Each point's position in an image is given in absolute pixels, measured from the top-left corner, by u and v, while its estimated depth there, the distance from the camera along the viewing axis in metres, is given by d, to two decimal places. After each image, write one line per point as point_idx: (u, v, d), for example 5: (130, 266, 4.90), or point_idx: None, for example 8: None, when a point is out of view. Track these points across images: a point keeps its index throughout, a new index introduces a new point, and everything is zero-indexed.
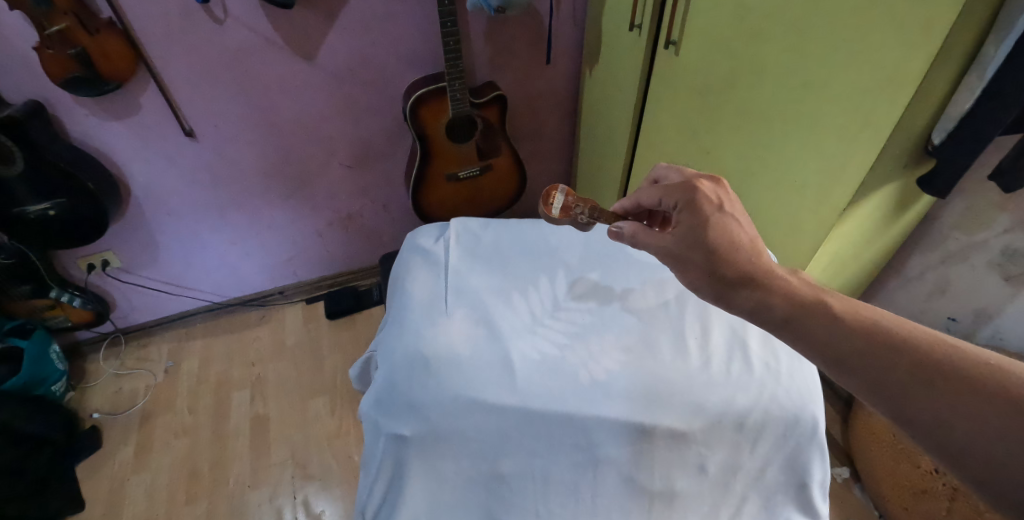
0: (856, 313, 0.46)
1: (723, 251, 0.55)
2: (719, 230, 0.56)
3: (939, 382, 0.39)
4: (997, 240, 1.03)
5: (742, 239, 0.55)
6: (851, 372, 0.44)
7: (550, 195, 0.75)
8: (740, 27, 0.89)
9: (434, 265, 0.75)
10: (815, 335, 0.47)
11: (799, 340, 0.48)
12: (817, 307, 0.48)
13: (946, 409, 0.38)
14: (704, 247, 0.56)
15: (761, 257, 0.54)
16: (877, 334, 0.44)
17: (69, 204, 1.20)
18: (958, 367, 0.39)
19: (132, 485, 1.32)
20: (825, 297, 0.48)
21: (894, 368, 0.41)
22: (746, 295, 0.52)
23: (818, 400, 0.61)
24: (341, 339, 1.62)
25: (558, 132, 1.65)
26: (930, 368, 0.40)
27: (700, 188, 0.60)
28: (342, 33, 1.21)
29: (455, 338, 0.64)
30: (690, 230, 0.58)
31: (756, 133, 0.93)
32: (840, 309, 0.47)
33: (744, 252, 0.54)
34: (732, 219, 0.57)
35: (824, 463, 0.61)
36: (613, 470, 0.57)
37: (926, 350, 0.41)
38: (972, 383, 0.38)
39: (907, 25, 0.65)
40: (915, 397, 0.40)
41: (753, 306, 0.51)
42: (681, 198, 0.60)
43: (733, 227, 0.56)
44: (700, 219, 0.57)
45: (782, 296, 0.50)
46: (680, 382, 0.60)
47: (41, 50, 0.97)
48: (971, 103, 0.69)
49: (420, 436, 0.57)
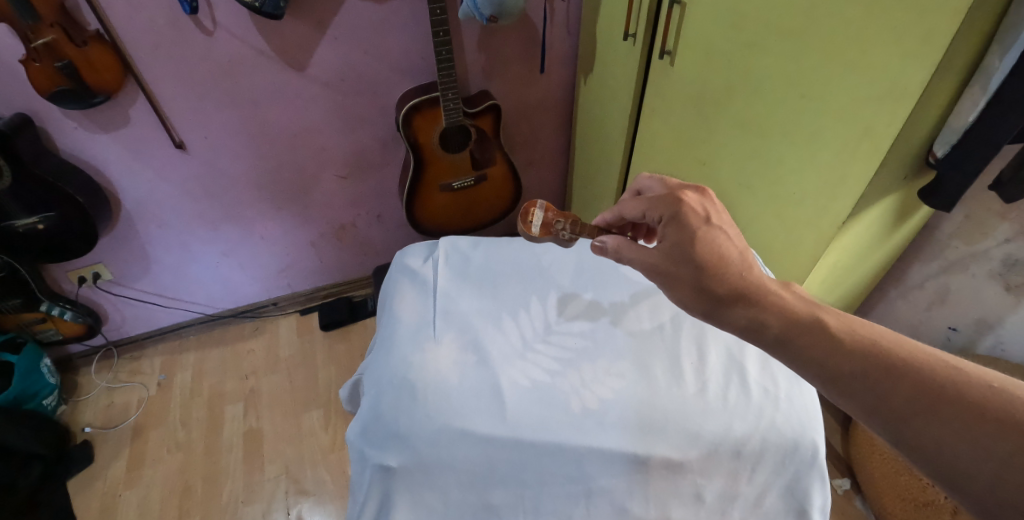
0: (853, 331, 0.44)
1: (714, 267, 0.53)
2: (707, 245, 0.55)
3: (941, 406, 0.37)
4: (998, 250, 1.02)
5: (731, 253, 0.54)
6: (850, 396, 0.42)
7: (528, 213, 0.74)
8: (736, 38, 0.87)
9: (422, 287, 0.74)
10: (811, 357, 0.45)
11: (794, 361, 0.46)
12: (811, 326, 0.46)
13: (948, 434, 0.36)
14: (692, 263, 0.54)
15: (752, 272, 0.52)
16: (876, 355, 0.41)
17: (59, 218, 1.19)
18: (959, 390, 0.37)
19: (124, 501, 1.30)
20: (821, 314, 0.46)
21: (894, 392, 0.39)
22: (737, 314, 0.50)
23: (819, 426, 0.59)
24: (335, 350, 1.61)
25: (553, 140, 1.63)
26: (932, 391, 0.38)
27: (686, 200, 0.58)
28: (334, 43, 1.19)
29: (442, 365, 0.62)
30: (676, 246, 0.56)
31: (752, 145, 0.92)
32: (837, 327, 0.45)
33: (735, 265, 0.53)
34: (720, 232, 0.55)
35: (826, 489, 0.58)
36: (606, 501, 0.55)
37: (926, 370, 0.39)
38: (975, 409, 0.36)
39: (906, 37, 0.64)
40: (916, 423, 0.38)
41: (746, 325, 0.49)
42: (666, 211, 0.58)
43: (722, 241, 0.55)
44: (688, 233, 0.56)
45: (776, 314, 0.48)
46: (674, 409, 0.59)
47: (28, 63, 0.96)
48: (974, 116, 0.68)
49: (407, 468, 0.55)
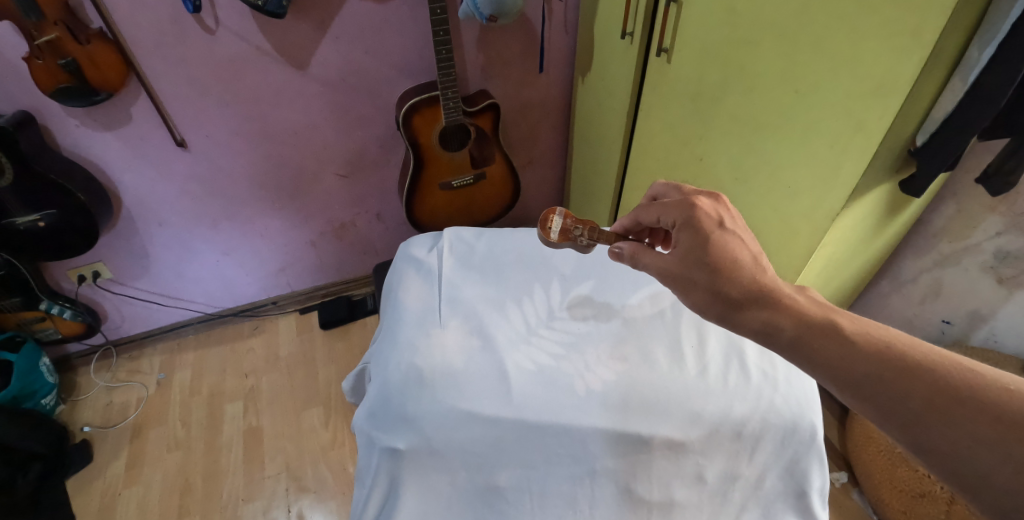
0: (867, 334, 0.45)
1: (726, 268, 0.54)
2: (720, 249, 0.55)
3: (959, 409, 0.38)
4: (989, 243, 1.04)
5: (742, 255, 0.55)
6: (864, 398, 0.43)
7: (548, 218, 0.73)
8: (732, 34, 0.89)
9: (427, 275, 0.74)
10: (824, 360, 0.45)
11: (808, 364, 0.47)
12: (825, 329, 0.46)
13: (965, 438, 0.37)
14: (705, 266, 0.55)
15: (765, 275, 0.53)
16: (892, 357, 0.42)
17: (59, 215, 1.19)
18: (976, 393, 0.38)
19: (123, 499, 1.29)
20: (835, 317, 0.47)
21: (910, 394, 0.40)
22: (751, 317, 0.51)
23: (817, 407, 0.61)
24: (335, 348, 1.61)
25: (552, 139, 1.65)
26: (949, 393, 0.39)
27: (699, 205, 0.59)
28: (335, 42, 1.21)
29: (449, 350, 0.63)
30: (689, 252, 0.57)
31: (747, 140, 0.94)
32: (851, 329, 0.45)
33: (747, 268, 0.54)
34: (733, 235, 0.56)
35: (824, 471, 0.60)
36: (610, 482, 0.57)
37: (943, 374, 0.40)
38: (992, 411, 0.37)
39: (895, 32, 0.66)
40: (929, 425, 0.39)
41: (760, 328, 0.50)
42: (680, 216, 0.60)
43: (734, 245, 0.56)
44: (701, 237, 0.57)
45: (789, 317, 0.49)
46: (676, 390, 0.60)
47: (30, 60, 0.97)
48: (953, 106, 0.70)
49: (415, 451, 0.56)
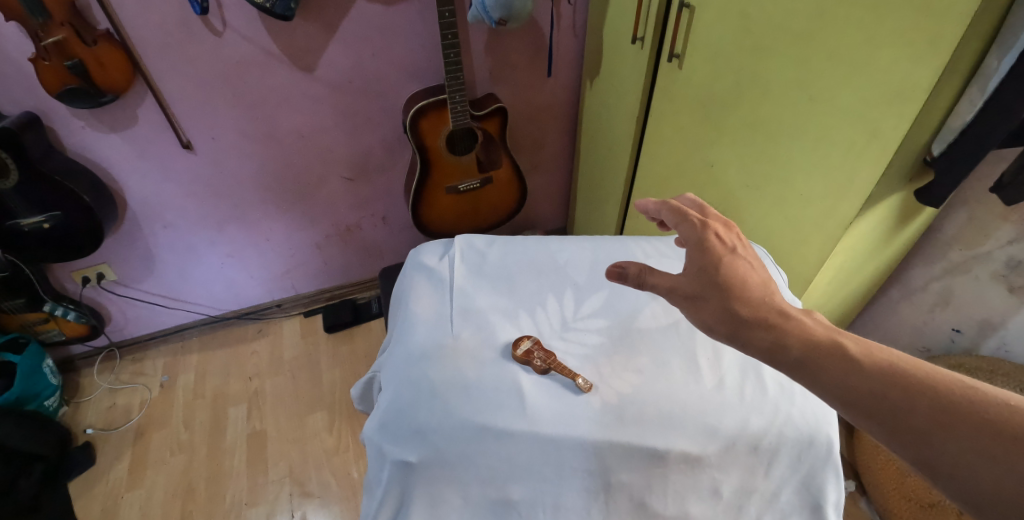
0: (872, 355, 0.43)
1: (736, 290, 0.51)
2: (731, 272, 0.53)
3: (961, 426, 0.37)
4: (1001, 252, 1.03)
5: (753, 279, 0.52)
6: (868, 416, 0.41)
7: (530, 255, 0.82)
8: (745, 41, 0.89)
9: (438, 282, 0.74)
10: (828, 378, 0.43)
11: (813, 385, 0.44)
12: (831, 350, 0.44)
13: (967, 454, 0.37)
14: (716, 287, 0.52)
15: (774, 298, 0.50)
16: (894, 375, 0.41)
17: (64, 217, 1.19)
18: (978, 409, 0.38)
19: (126, 503, 1.29)
20: (839, 338, 0.45)
21: (914, 411, 0.39)
22: (758, 337, 0.48)
23: (833, 422, 0.60)
24: (340, 352, 1.61)
25: (559, 142, 1.64)
26: (951, 411, 0.38)
27: (711, 226, 0.56)
28: (343, 45, 1.20)
29: (462, 360, 0.62)
30: (700, 271, 0.54)
31: (759, 147, 0.93)
32: (857, 352, 0.43)
33: (756, 290, 0.51)
34: (744, 261, 0.54)
35: (839, 484, 0.59)
36: (625, 495, 0.56)
37: (945, 390, 0.39)
38: (991, 427, 0.37)
39: (912, 41, 0.65)
40: (934, 443, 0.38)
41: (766, 348, 0.47)
42: (690, 235, 0.56)
43: (745, 269, 0.53)
44: (711, 259, 0.54)
45: (793, 336, 0.46)
46: (693, 404, 0.59)
47: (36, 61, 0.96)
48: (972, 115, 0.68)
49: (427, 464, 0.55)
